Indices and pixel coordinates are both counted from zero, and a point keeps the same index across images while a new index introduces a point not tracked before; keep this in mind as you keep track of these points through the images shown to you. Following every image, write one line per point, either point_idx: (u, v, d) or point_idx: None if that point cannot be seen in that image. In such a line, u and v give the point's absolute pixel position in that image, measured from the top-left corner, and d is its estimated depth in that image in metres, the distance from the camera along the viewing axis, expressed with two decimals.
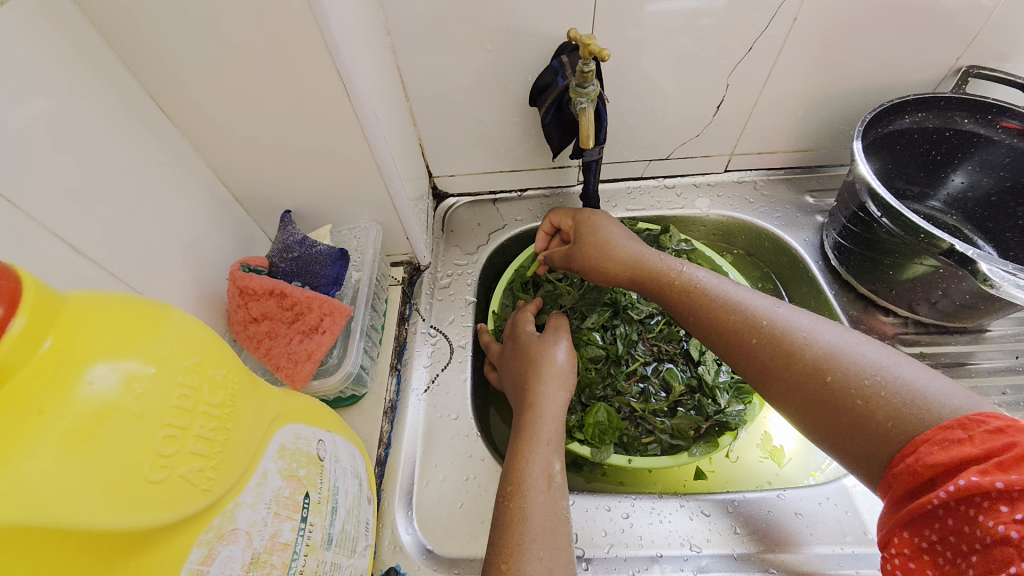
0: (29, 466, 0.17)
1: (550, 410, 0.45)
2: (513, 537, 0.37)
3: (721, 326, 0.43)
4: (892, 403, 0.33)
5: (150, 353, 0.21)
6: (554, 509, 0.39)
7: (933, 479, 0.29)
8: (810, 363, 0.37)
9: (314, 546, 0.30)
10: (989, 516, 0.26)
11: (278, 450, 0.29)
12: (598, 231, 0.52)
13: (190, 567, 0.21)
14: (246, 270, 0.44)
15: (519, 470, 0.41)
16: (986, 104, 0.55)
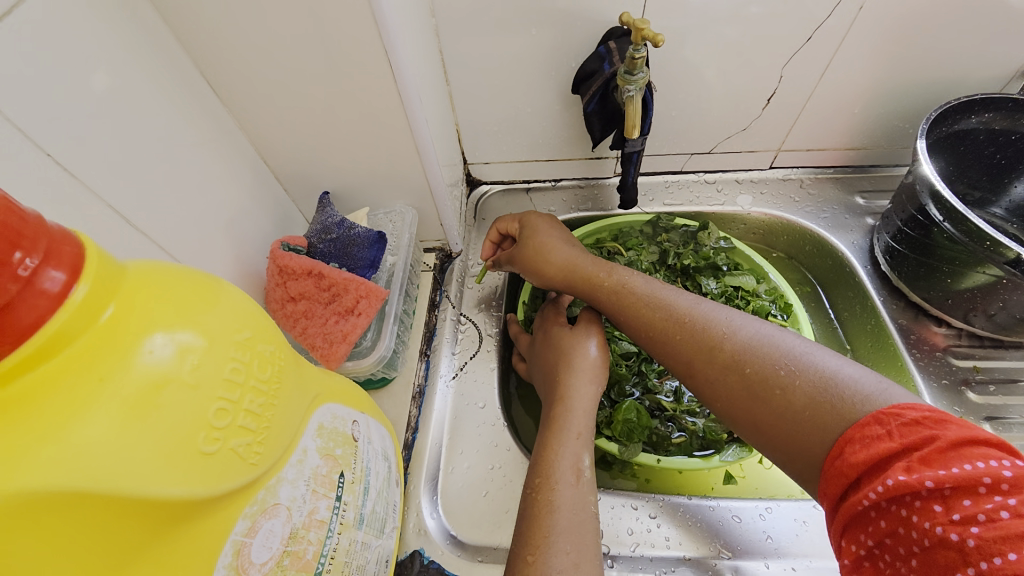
0: (90, 431, 0.17)
1: (580, 405, 0.45)
2: (540, 529, 0.37)
3: (646, 325, 0.42)
4: (813, 392, 0.33)
5: (205, 326, 0.21)
6: (583, 504, 0.39)
7: (859, 478, 0.29)
8: (731, 358, 0.37)
9: (347, 525, 0.31)
10: (920, 515, 0.26)
11: (317, 429, 0.29)
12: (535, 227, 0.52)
13: (235, 538, 0.22)
14: (286, 249, 0.44)
15: (548, 462, 0.41)
16: None
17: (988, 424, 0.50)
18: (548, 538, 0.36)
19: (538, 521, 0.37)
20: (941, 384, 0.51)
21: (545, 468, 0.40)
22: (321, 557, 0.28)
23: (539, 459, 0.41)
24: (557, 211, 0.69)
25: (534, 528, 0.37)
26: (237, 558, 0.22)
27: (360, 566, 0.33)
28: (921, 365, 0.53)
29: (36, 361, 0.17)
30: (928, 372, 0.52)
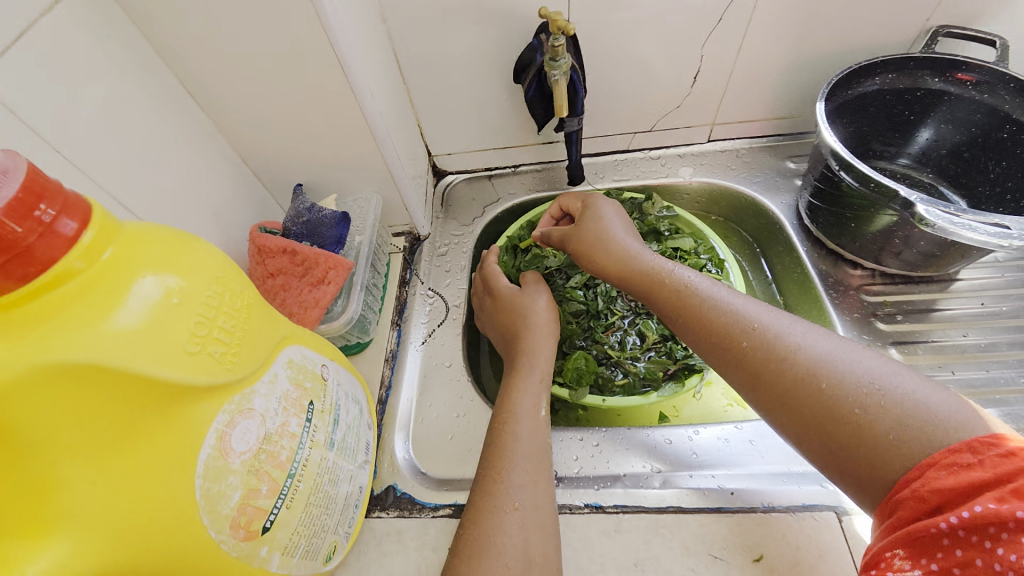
0: (102, 326, 0.24)
1: (542, 354, 0.51)
2: (499, 454, 0.43)
3: (706, 329, 0.45)
4: (892, 417, 0.35)
5: (184, 265, 0.28)
6: (539, 434, 0.45)
7: (939, 505, 0.31)
8: (803, 371, 0.39)
9: (318, 443, 0.37)
10: (1002, 547, 0.28)
11: (287, 361, 0.35)
12: (598, 222, 0.55)
13: (215, 425, 0.28)
14: (263, 233, 0.51)
15: (510, 402, 0.47)
16: (951, 61, 0.57)
17: (893, 348, 0.56)
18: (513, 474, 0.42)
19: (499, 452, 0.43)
20: (853, 317, 0.58)
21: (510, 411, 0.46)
22: (293, 462, 0.34)
23: (504, 405, 0.47)
24: (516, 193, 0.76)
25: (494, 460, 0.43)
26: (220, 441, 0.28)
27: (336, 483, 0.39)
28: (838, 303, 0.60)
29: (56, 284, 0.24)
30: (841, 307, 0.59)
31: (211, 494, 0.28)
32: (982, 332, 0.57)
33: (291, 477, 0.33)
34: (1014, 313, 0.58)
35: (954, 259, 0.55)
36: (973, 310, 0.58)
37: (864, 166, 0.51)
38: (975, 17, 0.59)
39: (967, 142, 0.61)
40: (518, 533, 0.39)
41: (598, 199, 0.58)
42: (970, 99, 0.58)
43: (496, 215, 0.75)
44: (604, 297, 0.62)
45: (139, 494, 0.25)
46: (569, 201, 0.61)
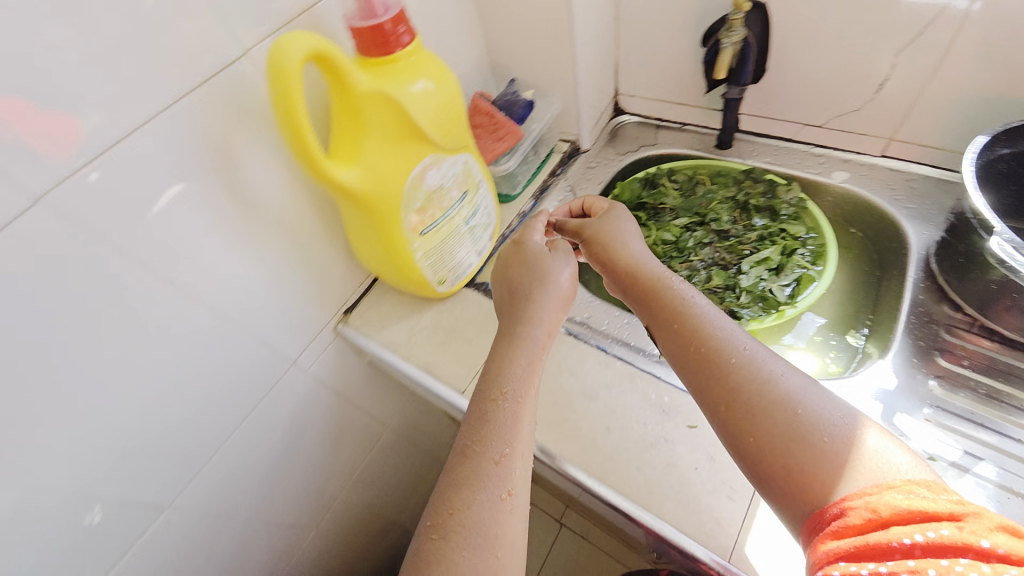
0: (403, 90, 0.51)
1: (546, 324, 0.57)
2: (483, 432, 0.48)
3: (696, 340, 0.50)
4: (854, 456, 0.42)
5: (440, 79, 0.54)
6: (521, 418, 0.50)
7: (889, 523, 0.37)
8: (781, 397, 0.46)
9: (460, 213, 0.64)
10: (952, 565, 0.34)
11: (465, 160, 0.61)
12: (614, 230, 0.63)
13: (422, 164, 0.56)
14: (481, 101, 0.76)
15: (501, 381, 0.51)
16: None
17: (937, 380, 0.57)
18: (503, 450, 0.47)
19: (489, 426, 0.48)
20: (915, 343, 0.60)
21: (501, 385, 0.51)
22: (444, 210, 0.61)
23: (499, 378, 0.52)
24: (672, 145, 0.88)
25: (478, 435, 0.48)
26: (421, 173, 0.56)
27: (459, 244, 0.66)
28: (912, 328, 0.62)
29: (394, 63, 0.52)
30: (912, 332, 0.61)
31: (409, 194, 0.56)
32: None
33: (442, 216, 0.61)
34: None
35: None
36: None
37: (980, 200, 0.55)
38: None
39: None
40: (491, 508, 0.44)
41: (615, 206, 0.66)
42: None
43: (647, 156, 0.89)
44: (695, 241, 0.75)
45: (388, 173, 0.54)
46: (592, 203, 0.70)
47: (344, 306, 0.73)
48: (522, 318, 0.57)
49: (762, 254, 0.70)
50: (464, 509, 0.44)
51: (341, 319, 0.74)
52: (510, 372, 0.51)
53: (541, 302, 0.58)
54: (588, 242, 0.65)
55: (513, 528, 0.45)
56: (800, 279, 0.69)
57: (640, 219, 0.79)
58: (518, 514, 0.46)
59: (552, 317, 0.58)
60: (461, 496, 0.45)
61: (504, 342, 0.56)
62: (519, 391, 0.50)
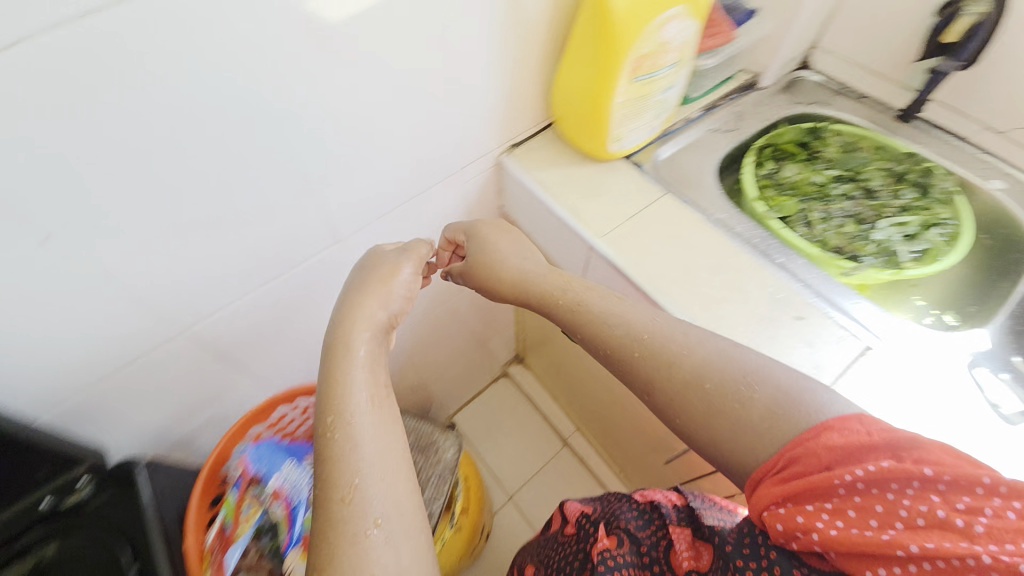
0: None
1: (361, 360, 0.54)
2: (332, 469, 0.47)
3: (604, 335, 0.60)
4: (737, 426, 0.48)
5: None
6: (382, 428, 0.51)
7: (830, 463, 0.41)
8: (689, 377, 0.52)
9: (666, 81, 0.69)
10: (896, 493, 0.36)
11: (693, 32, 0.66)
12: (489, 240, 0.71)
13: (672, 12, 0.61)
14: None
15: (337, 400, 0.50)
16: None
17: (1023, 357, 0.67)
18: (358, 480, 0.46)
19: (334, 463, 0.47)
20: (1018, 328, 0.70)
21: (352, 404, 0.50)
22: (660, 68, 0.66)
23: (334, 399, 0.50)
24: (844, 110, 0.88)
25: (337, 467, 0.47)
26: (665, 23, 0.62)
27: (645, 113, 0.72)
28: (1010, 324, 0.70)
29: None
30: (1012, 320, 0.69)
31: (645, 36, 0.61)
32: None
33: (654, 73, 0.66)
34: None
35: None
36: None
37: None
38: None
39: None
40: (386, 547, 0.44)
41: (474, 234, 0.72)
42: None
43: (819, 113, 0.89)
44: (841, 193, 0.80)
45: (642, 7, 0.59)
46: (455, 233, 0.74)
47: (513, 141, 0.79)
48: (335, 329, 0.56)
49: (901, 221, 0.76)
50: (327, 565, 0.43)
51: (505, 151, 0.80)
52: (350, 394, 0.51)
53: (373, 296, 0.58)
54: (473, 270, 0.71)
55: (397, 563, 0.43)
56: (928, 250, 0.73)
57: (798, 157, 0.84)
58: (395, 533, 0.45)
59: (403, 275, 0.61)
60: (331, 541, 0.44)
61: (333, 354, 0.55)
62: (359, 401, 0.50)
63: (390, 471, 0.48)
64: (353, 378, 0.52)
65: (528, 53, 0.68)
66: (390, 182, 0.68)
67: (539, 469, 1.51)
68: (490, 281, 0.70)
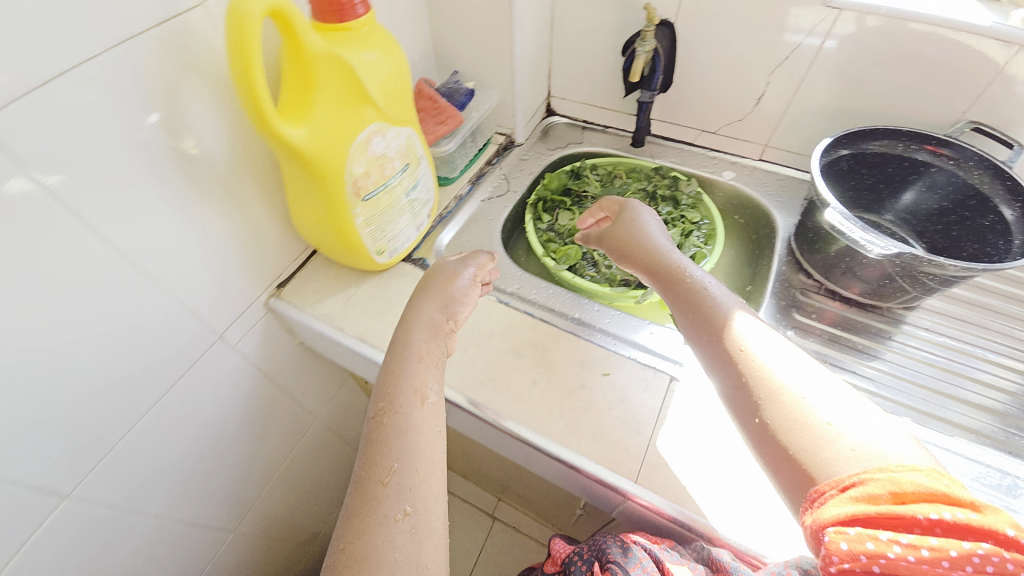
0: (360, 56, 0.54)
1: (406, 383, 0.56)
2: (378, 451, 0.51)
3: (711, 325, 0.55)
4: (815, 443, 0.44)
5: (393, 53, 0.58)
6: (418, 426, 0.54)
7: (908, 500, 0.38)
8: (768, 389, 0.48)
9: (402, 185, 0.67)
10: (972, 546, 0.35)
11: (408, 135, 0.65)
12: (641, 221, 0.70)
13: (372, 129, 0.58)
14: (423, 84, 0.81)
15: (391, 392, 0.55)
16: (928, 134, 0.64)
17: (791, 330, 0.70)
18: (396, 465, 0.51)
19: (382, 446, 0.52)
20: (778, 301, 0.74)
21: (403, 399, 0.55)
22: (388, 178, 0.64)
23: (390, 390, 0.55)
24: (595, 143, 1.00)
25: (382, 452, 0.51)
26: (368, 138, 0.58)
27: (400, 216, 0.69)
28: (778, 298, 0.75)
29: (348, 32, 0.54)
30: (777, 294, 0.75)
31: (354, 157, 0.58)
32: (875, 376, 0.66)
33: (384, 184, 0.64)
34: (897, 375, 0.66)
35: (896, 296, 0.67)
36: (851, 350, 0.68)
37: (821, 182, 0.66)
38: (1008, 122, 0.69)
39: (941, 206, 0.67)
40: (392, 528, 0.48)
41: (630, 210, 0.70)
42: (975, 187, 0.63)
43: (574, 152, 1.00)
44: None
45: (335, 135, 0.55)
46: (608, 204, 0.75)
47: (279, 280, 0.72)
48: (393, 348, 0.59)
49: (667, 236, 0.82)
50: (357, 537, 0.47)
51: (274, 293, 0.72)
52: (399, 389, 0.55)
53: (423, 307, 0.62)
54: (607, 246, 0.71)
55: (402, 555, 0.47)
56: (695, 256, 0.80)
57: (567, 204, 0.87)
58: (420, 524, 0.49)
59: (462, 276, 0.64)
60: (366, 514, 0.48)
61: (402, 339, 0.60)
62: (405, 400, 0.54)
63: (422, 461, 0.52)
64: (405, 375, 0.56)
65: (249, 197, 0.62)
66: (128, 383, 0.56)
67: (478, 562, 1.39)
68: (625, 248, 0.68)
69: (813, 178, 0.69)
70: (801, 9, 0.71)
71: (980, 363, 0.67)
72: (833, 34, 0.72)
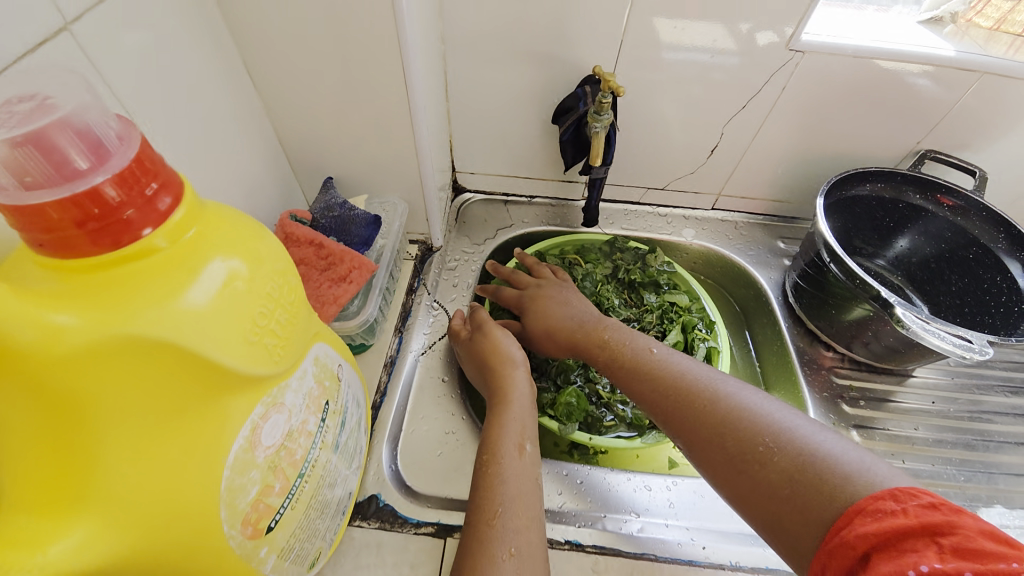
0: (190, 307, 0.24)
1: (511, 426, 0.49)
2: (490, 499, 0.42)
3: (642, 381, 0.49)
4: (767, 482, 0.38)
5: (254, 254, 0.28)
6: (525, 475, 0.45)
7: (867, 552, 0.31)
8: (716, 434, 0.42)
9: (325, 445, 0.38)
10: None
11: (312, 360, 0.36)
12: (551, 293, 0.62)
13: (254, 418, 0.28)
14: (293, 220, 0.51)
15: (493, 441, 0.47)
16: (934, 183, 0.64)
17: (853, 429, 0.61)
18: (501, 505, 0.42)
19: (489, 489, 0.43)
20: (822, 396, 0.64)
21: (502, 444, 0.47)
22: (304, 460, 0.34)
23: (489, 438, 0.48)
24: (529, 222, 0.79)
25: (490, 492, 0.43)
26: (253, 434, 0.29)
27: (330, 485, 0.40)
28: (811, 380, 0.66)
29: (140, 257, 0.24)
30: (814, 385, 0.65)
31: (232, 489, 0.28)
32: (936, 460, 0.59)
33: (299, 475, 0.34)
34: (960, 449, 0.60)
35: (916, 357, 0.60)
36: (910, 435, 0.61)
37: (828, 232, 0.60)
38: (958, 146, 0.67)
39: (936, 255, 0.67)
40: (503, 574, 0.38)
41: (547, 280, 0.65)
42: (950, 221, 0.65)
43: (506, 239, 0.78)
44: None
45: (174, 484, 0.25)
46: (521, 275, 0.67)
47: None
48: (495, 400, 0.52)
49: (670, 340, 0.67)
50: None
51: None
52: (501, 438, 0.47)
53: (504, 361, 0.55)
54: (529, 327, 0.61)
55: None
56: (708, 354, 0.68)
57: None
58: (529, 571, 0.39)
59: (501, 343, 0.57)
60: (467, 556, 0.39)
61: (498, 383, 0.53)
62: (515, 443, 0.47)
63: (529, 514, 0.42)
64: (506, 427, 0.48)
65: None
66: None
67: None
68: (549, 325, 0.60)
69: (818, 224, 0.62)
70: (760, 53, 0.59)
71: (1011, 405, 0.64)
72: (795, 77, 0.61)
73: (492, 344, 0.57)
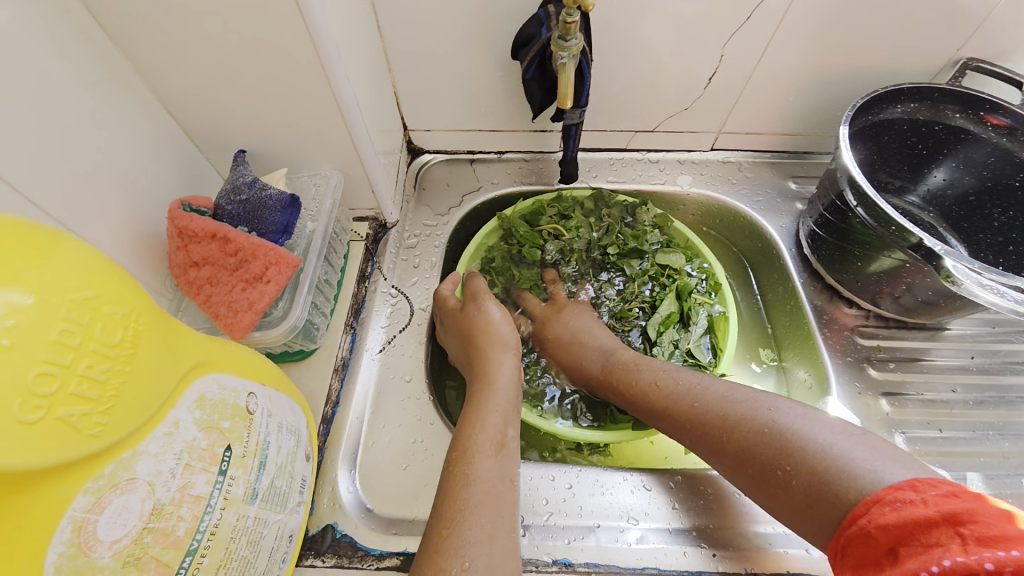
0: None
1: (490, 417, 0.40)
2: (454, 503, 0.35)
3: (659, 402, 0.45)
4: (803, 497, 0.34)
5: (33, 284, 0.19)
6: (500, 475, 0.37)
7: (890, 545, 0.29)
8: (734, 459, 0.39)
9: (234, 500, 0.29)
10: None
11: (196, 400, 0.27)
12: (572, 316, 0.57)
13: (72, 514, 0.20)
14: (187, 210, 0.41)
15: (467, 435, 0.39)
16: (979, 99, 0.52)
17: (883, 399, 0.55)
18: (464, 509, 0.35)
19: (456, 491, 0.36)
20: (845, 361, 0.57)
21: (477, 436, 0.39)
22: (195, 534, 0.26)
23: (466, 430, 0.40)
24: (499, 183, 0.68)
25: (452, 496, 0.35)
26: (77, 534, 0.21)
27: (256, 542, 0.31)
28: (830, 343, 0.58)
29: None
30: (836, 349, 0.57)
31: None
32: (971, 425, 0.54)
33: (190, 555, 0.26)
34: (1002, 411, 0.55)
35: (952, 311, 0.52)
36: (948, 399, 0.55)
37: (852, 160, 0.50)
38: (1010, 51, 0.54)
39: (977, 187, 0.57)
40: None
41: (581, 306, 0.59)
42: (994, 143, 0.54)
43: (474, 205, 0.67)
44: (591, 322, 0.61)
45: None
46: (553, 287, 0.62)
47: None
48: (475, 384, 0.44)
49: (664, 312, 0.59)
50: None
51: None
52: (475, 429, 0.39)
53: (488, 342, 0.46)
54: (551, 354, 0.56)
55: None
56: (711, 322, 0.60)
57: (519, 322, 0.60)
58: None
59: (493, 317, 0.48)
60: (417, 571, 0.33)
61: (480, 367, 0.45)
62: (493, 436, 0.39)
63: (497, 520, 0.35)
64: (484, 419, 0.40)
65: None
66: None
67: None
68: (568, 355, 0.54)
69: (845, 145, 0.50)
70: None
71: None
72: None
73: (479, 318, 0.47)
